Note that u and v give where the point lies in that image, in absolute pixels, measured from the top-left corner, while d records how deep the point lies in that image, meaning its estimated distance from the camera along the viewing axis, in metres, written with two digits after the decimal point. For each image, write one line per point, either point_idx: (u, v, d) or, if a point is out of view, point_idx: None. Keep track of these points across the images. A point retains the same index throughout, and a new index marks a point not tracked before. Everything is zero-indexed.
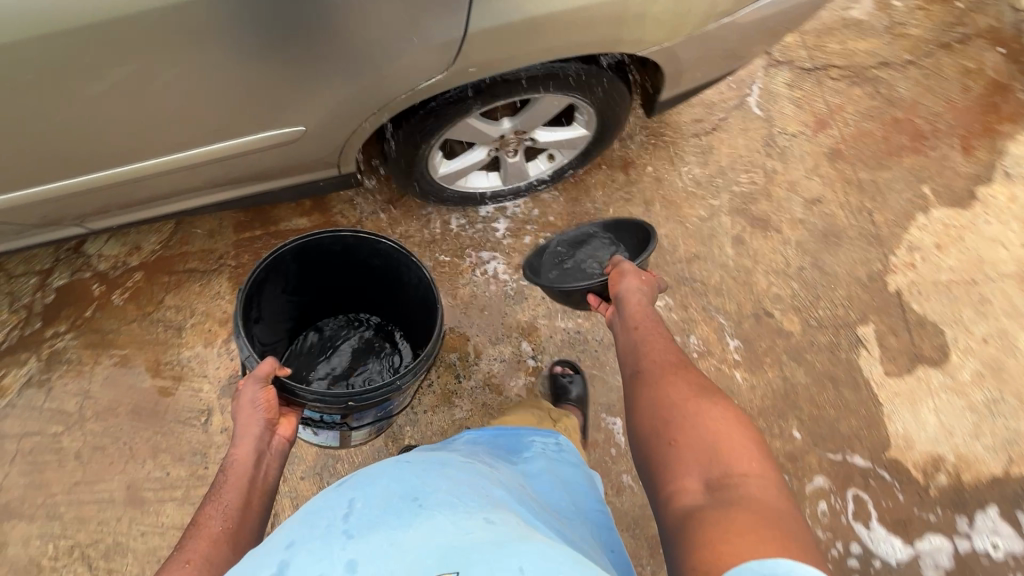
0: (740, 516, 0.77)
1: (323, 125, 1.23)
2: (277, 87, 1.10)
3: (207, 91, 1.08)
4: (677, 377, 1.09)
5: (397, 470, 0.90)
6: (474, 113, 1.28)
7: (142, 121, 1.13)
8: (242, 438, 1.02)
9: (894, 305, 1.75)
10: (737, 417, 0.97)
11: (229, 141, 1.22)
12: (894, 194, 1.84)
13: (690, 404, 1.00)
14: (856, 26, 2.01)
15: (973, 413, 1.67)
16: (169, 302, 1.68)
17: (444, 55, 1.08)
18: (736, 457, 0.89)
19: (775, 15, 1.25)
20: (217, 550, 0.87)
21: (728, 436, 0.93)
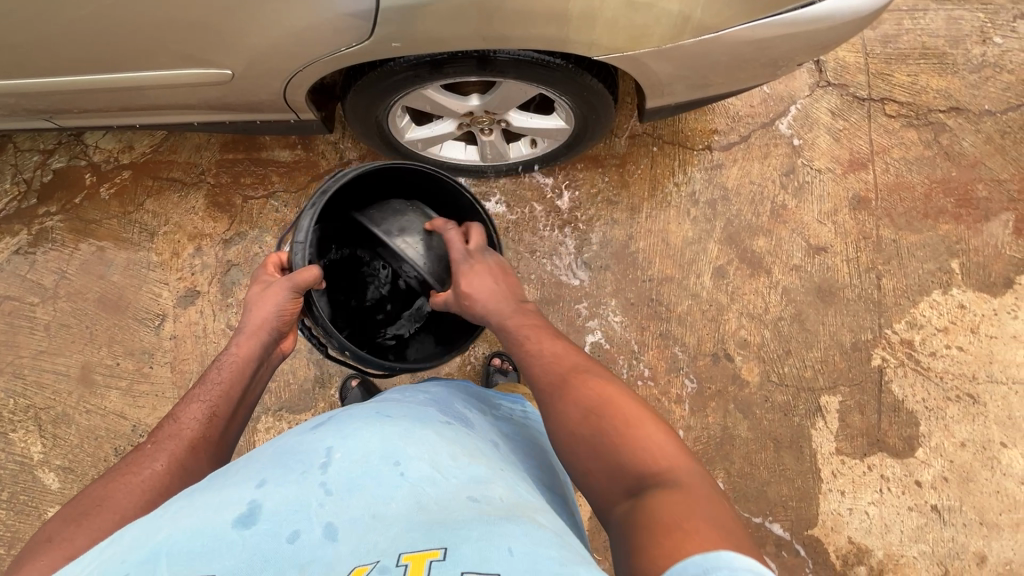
0: (673, 507, 0.64)
1: (262, 73, 1.16)
2: (204, 26, 1.04)
3: (136, 19, 1.04)
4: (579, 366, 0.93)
5: (369, 421, 0.80)
6: (432, 86, 1.20)
7: (94, 38, 1.10)
8: (247, 336, 1.00)
9: (872, 382, 1.59)
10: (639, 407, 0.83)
11: (172, 73, 1.18)
12: (915, 261, 1.63)
13: (596, 414, 0.81)
14: (937, 59, 1.72)
15: (921, 516, 1.53)
16: (148, 206, 1.75)
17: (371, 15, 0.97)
18: (652, 445, 0.75)
19: (805, 34, 1.02)
20: (194, 456, 0.87)
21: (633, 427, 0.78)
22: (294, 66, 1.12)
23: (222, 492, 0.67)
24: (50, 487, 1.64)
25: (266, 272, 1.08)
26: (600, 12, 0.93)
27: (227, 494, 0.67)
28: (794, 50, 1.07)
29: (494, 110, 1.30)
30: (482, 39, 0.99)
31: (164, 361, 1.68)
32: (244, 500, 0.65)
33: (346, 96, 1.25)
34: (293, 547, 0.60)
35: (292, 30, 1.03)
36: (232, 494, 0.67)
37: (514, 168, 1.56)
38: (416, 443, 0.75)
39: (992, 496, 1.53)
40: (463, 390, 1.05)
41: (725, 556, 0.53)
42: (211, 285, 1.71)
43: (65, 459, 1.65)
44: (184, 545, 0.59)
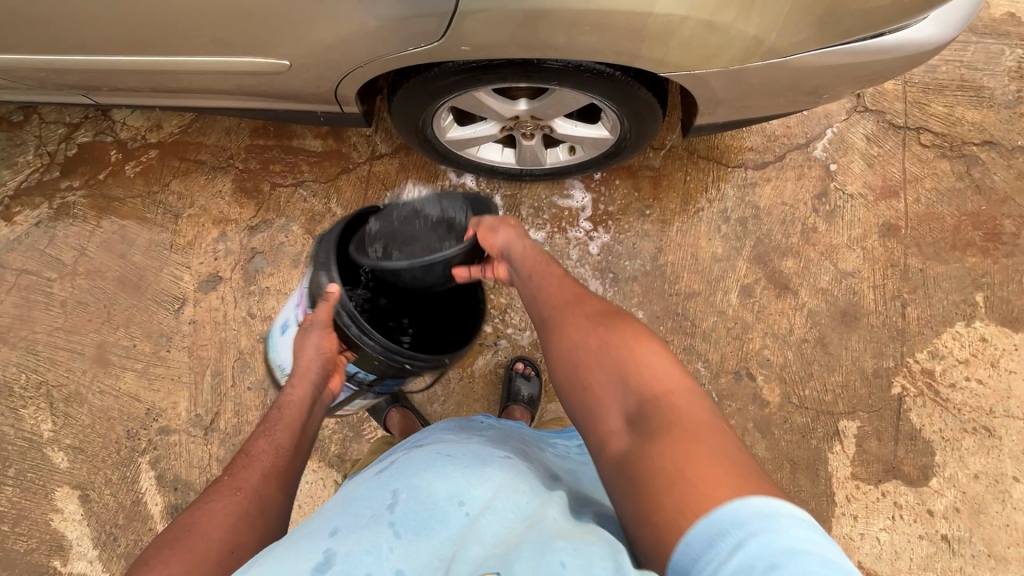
0: (682, 440, 0.72)
1: (311, 65, 1.13)
2: (261, 15, 1.02)
3: (191, 4, 1.02)
4: (591, 302, 0.99)
5: (432, 459, 0.80)
6: (483, 89, 1.18)
7: (145, 19, 1.08)
8: (301, 378, 0.99)
9: (891, 409, 1.60)
10: (642, 336, 0.90)
11: (218, 59, 1.16)
12: (940, 292, 1.64)
13: (598, 341, 0.90)
14: (974, 92, 1.73)
15: (931, 545, 1.55)
16: (173, 187, 1.72)
17: (438, 19, 0.95)
18: (647, 371, 0.84)
19: (868, 63, 1.02)
20: (268, 484, 0.82)
21: (635, 359, 0.85)
22: (347, 61, 1.10)
23: (295, 538, 0.67)
24: (59, 466, 1.61)
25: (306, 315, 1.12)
26: (676, 31, 0.91)
27: (301, 541, 0.67)
28: (851, 79, 1.06)
29: (540, 116, 1.29)
30: (541, 49, 0.98)
31: (182, 346, 1.66)
32: (319, 548, 0.65)
33: (393, 97, 1.24)
34: None
35: (353, 25, 1.01)
36: (306, 541, 0.67)
37: (549, 174, 1.55)
38: (481, 481, 0.74)
39: (1002, 530, 1.55)
40: (517, 431, 1.04)
41: (730, 509, 0.59)
42: (234, 272, 1.69)
43: (75, 438, 1.62)
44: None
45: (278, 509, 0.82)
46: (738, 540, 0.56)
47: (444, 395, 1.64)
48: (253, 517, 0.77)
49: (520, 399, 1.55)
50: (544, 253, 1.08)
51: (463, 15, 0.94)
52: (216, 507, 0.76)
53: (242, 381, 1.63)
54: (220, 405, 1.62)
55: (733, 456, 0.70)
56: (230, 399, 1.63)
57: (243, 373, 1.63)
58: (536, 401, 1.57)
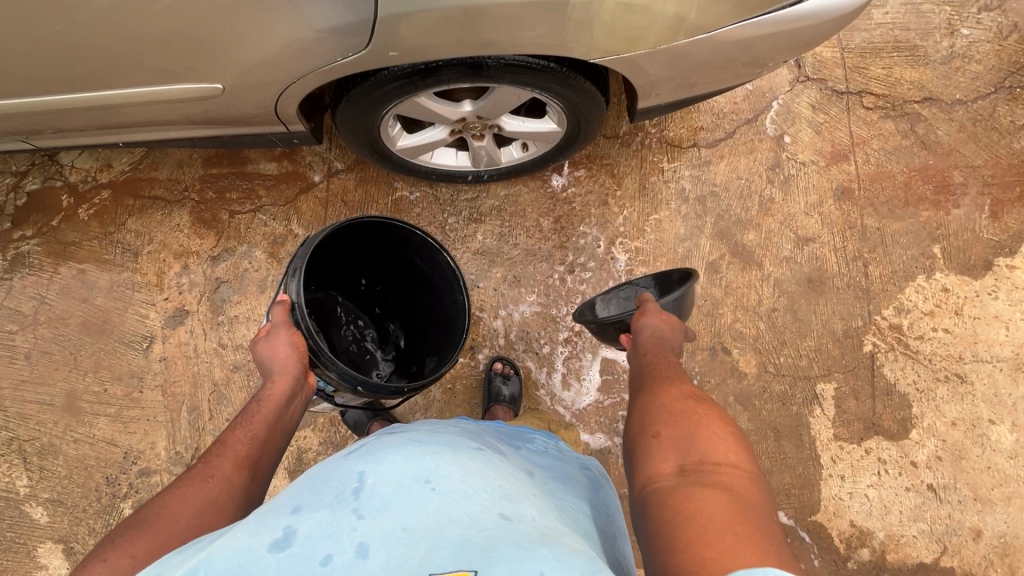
0: (726, 501, 0.68)
1: (246, 86, 1.13)
2: (188, 41, 1.02)
3: (116, 36, 1.01)
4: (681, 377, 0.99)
5: (402, 443, 0.80)
6: (425, 94, 1.18)
7: (74, 57, 1.07)
8: (279, 373, 1.00)
9: (865, 368, 1.63)
10: (721, 416, 0.85)
11: (151, 88, 1.15)
12: (899, 248, 1.68)
13: (679, 404, 0.88)
14: (909, 51, 1.77)
15: (918, 496, 1.58)
16: (130, 225, 1.70)
17: (361, 28, 0.96)
18: (716, 442, 0.79)
19: (796, 28, 1.04)
20: (239, 473, 0.85)
21: (704, 427, 0.82)
22: (280, 78, 1.10)
23: (255, 517, 0.67)
24: (39, 522, 1.57)
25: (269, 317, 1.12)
26: (597, 16, 0.93)
27: (263, 517, 0.68)
28: (779, 48, 1.09)
29: (488, 116, 1.30)
30: (468, 47, 0.98)
31: (154, 385, 1.63)
32: (281, 525, 0.65)
33: (337, 108, 1.24)
34: (326, 568, 0.60)
35: (280, 41, 1.01)
36: (267, 519, 0.67)
37: (505, 173, 1.56)
38: (447, 463, 0.75)
39: (984, 473, 1.59)
40: (496, 428, 1.05)
41: (772, 573, 0.54)
42: (201, 303, 1.66)
43: (53, 491, 1.58)
44: (221, 567, 0.59)
45: (249, 498, 0.85)
46: None
47: (426, 404, 1.63)
48: (224, 503, 0.81)
49: (503, 399, 1.55)
50: (670, 350, 1.10)
51: (386, 19, 0.94)
52: (188, 492, 0.80)
53: (220, 413, 1.61)
54: (199, 439, 1.60)
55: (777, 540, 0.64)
56: (210, 433, 1.60)
57: (220, 406, 1.61)
58: (519, 399, 1.58)
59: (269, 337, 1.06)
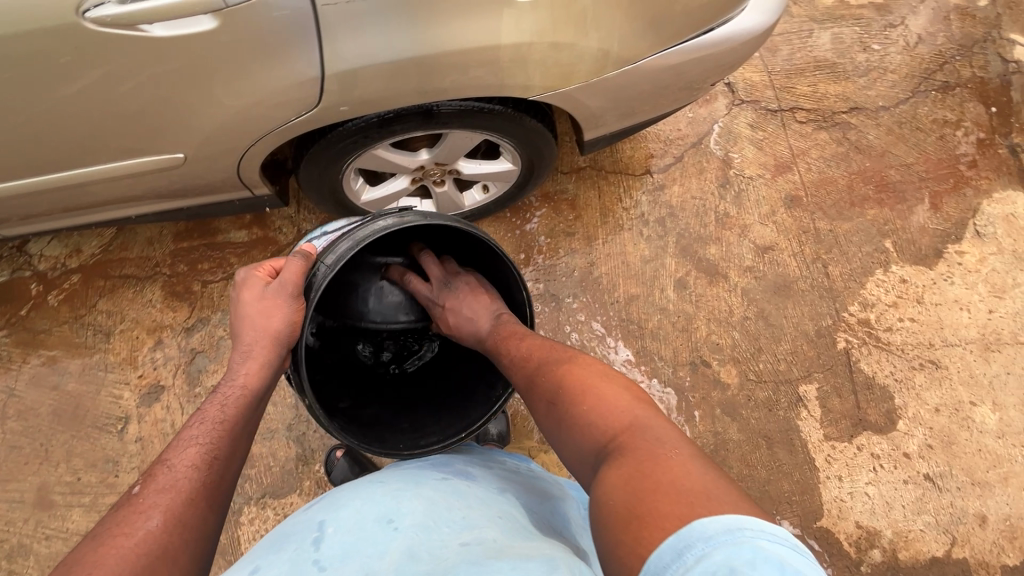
0: (636, 458, 0.69)
1: (207, 153, 1.17)
2: (147, 116, 1.07)
3: (76, 119, 1.06)
4: (544, 368, 0.97)
5: (362, 488, 0.80)
6: (381, 145, 1.24)
7: (36, 143, 1.11)
8: (255, 361, 0.96)
9: (842, 365, 1.66)
10: (601, 380, 0.88)
11: (112, 165, 1.19)
12: (853, 247, 1.75)
13: (559, 397, 0.90)
14: (829, 69, 1.92)
15: (917, 488, 1.57)
16: (101, 306, 1.69)
17: (311, 88, 1.02)
18: (607, 411, 0.81)
19: (717, 52, 1.13)
20: (194, 510, 0.78)
21: (588, 404, 0.84)
22: (239, 142, 1.14)
23: None
24: None
25: (256, 276, 1.06)
26: (529, 56, 1.01)
27: None
28: (706, 72, 1.18)
29: (445, 161, 1.37)
30: (419, 94, 1.04)
31: (131, 467, 1.58)
32: None
33: (298, 169, 1.29)
34: None
35: (234, 109, 1.06)
36: None
37: (470, 217, 1.63)
38: (409, 500, 0.75)
39: (976, 456, 1.60)
40: (468, 453, 1.06)
41: (698, 525, 0.54)
42: (176, 377, 1.64)
43: None
44: None
45: (204, 536, 0.78)
46: (702, 553, 0.51)
47: None
48: (176, 552, 0.73)
49: (490, 438, 1.53)
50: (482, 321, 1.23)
51: (335, 77, 1.00)
52: (133, 534, 0.72)
53: None
54: None
55: (696, 469, 0.65)
56: None
57: None
58: (506, 436, 1.56)
59: (250, 318, 0.99)
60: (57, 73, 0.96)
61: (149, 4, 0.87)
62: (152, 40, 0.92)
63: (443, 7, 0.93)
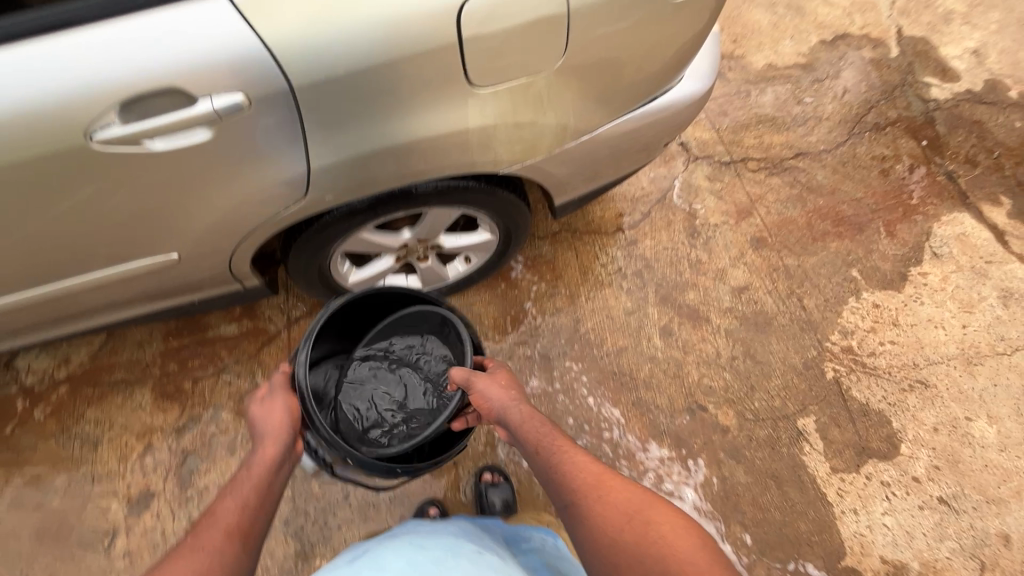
0: None
1: (198, 253, 1.21)
2: (135, 227, 1.08)
3: (61, 237, 1.06)
4: (605, 477, 0.92)
5: (402, 554, 0.79)
6: (365, 229, 1.32)
7: (25, 262, 1.12)
8: (271, 437, 1.01)
9: (834, 395, 1.68)
10: (683, 522, 0.85)
11: (105, 271, 1.21)
12: (823, 279, 1.84)
13: (638, 524, 0.84)
14: (771, 122, 2.10)
15: (934, 512, 1.55)
16: (89, 415, 1.66)
17: (291, 194, 1.02)
18: (698, 564, 0.78)
19: (664, 115, 1.25)
20: (231, 545, 0.83)
21: (672, 541, 0.82)
22: (228, 242, 1.16)
23: None
24: None
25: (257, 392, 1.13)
26: None
27: None
28: (658, 134, 1.30)
29: (427, 237, 1.44)
30: None
31: None
32: None
33: (287, 258, 1.35)
34: None
35: (218, 217, 1.07)
36: None
37: (455, 286, 1.69)
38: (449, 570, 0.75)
39: (985, 472, 1.60)
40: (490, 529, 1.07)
41: None
42: (167, 481, 1.59)
43: None
44: None
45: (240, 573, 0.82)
46: None
47: None
48: None
49: (496, 509, 1.50)
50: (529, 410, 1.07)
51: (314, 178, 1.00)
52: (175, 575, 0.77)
53: None
54: None
55: None
56: None
57: None
58: (513, 503, 1.53)
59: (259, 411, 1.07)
60: (29, 198, 0.93)
61: (145, 125, 0.83)
62: (105, 157, 0.86)
63: (394, 112, 0.92)
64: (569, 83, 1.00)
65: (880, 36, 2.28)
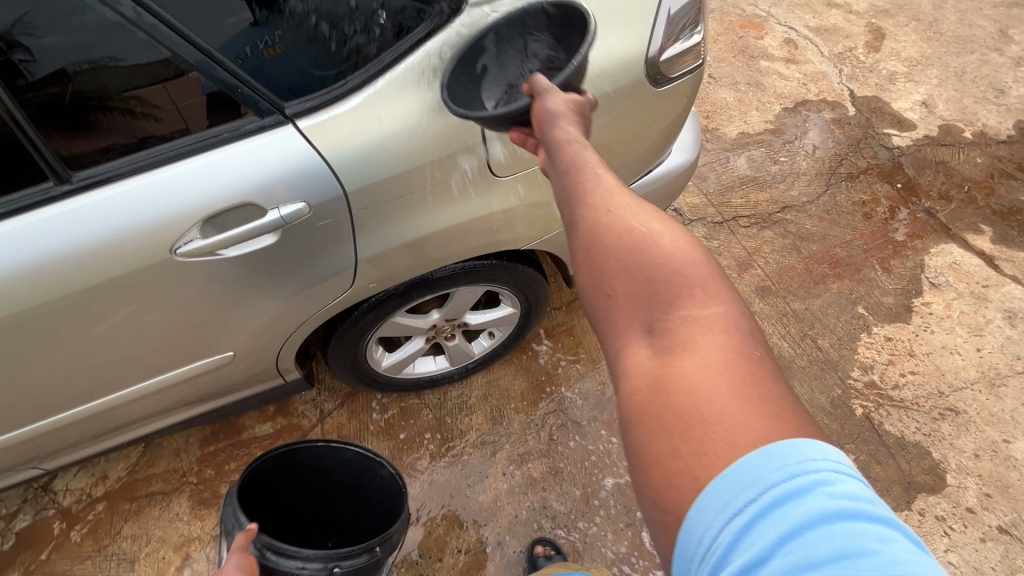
0: (716, 384, 0.54)
1: (247, 355, 1.24)
2: (191, 334, 1.11)
3: (119, 349, 1.08)
4: (616, 198, 0.73)
5: None
6: (399, 312, 1.41)
7: (77, 381, 1.12)
8: None
9: (869, 431, 1.68)
10: (684, 244, 0.67)
11: (148, 383, 1.20)
12: (832, 319, 1.90)
13: (624, 216, 0.70)
14: (753, 182, 2.28)
15: (998, 544, 1.50)
16: (126, 531, 1.65)
17: (343, 279, 1.11)
18: (682, 276, 0.64)
19: (660, 184, 1.40)
20: None
21: (659, 249, 0.66)
22: (277, 337, 1.21)
23: None
24: None
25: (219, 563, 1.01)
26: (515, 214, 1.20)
27: None
28: (657, 200, 1.44)
29: (454, 316, 1.54)
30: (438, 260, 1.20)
31: None
32: None
33: (328, 348, 1.42)
34: None
35: (273, 312, 1.13)
36: None
37: (482, 362, 1.76)
38: None
39: None
40: None
41: (792, 451, 0.48)
42: None
43: None
44: None
45: None
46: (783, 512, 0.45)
47: None
48: None
49: None
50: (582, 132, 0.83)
51: (365, 263, 1.09)
52: None
53: None
54: None
55: (778, 393, 0.55)
56: None
57: None
58: None
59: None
60: (110, 311, 0.99)
61: (221, 236, 0.94)
62: (181, 265, 0.96)
63: (430, 201, 1.05)
64: None
65: (836, 99, 2.54)
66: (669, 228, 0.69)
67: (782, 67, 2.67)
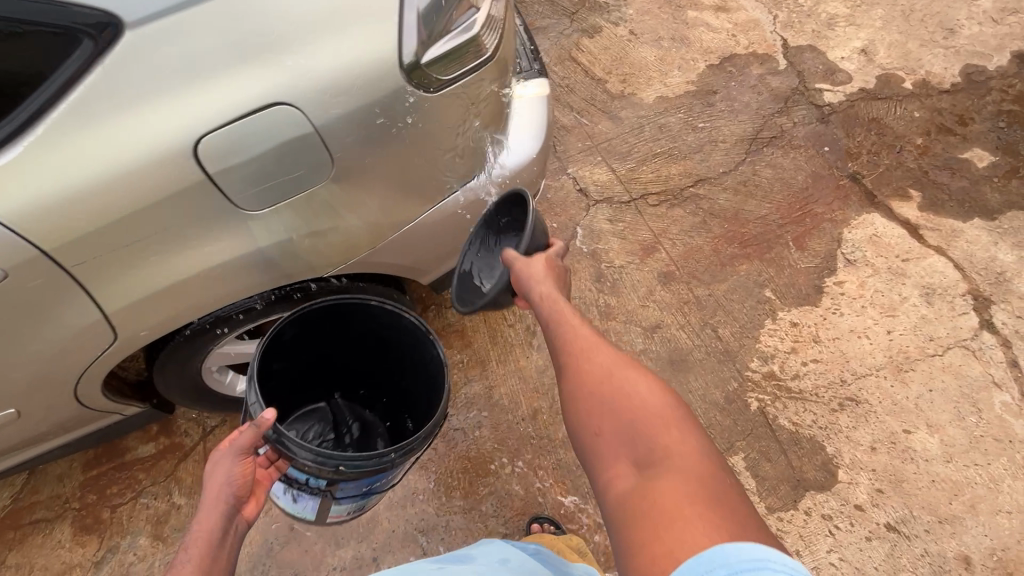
0: (678, 496, 0.67)
1: (43, 404, 1.10)
2: None
3: None
4: (601, 351, 0.89)
5: None
6: (225, 341, 1.28)
7: None
8: (207, 507, 0.86)
9: (762, 427, 1.60)
10: (654, 386, 0.82)
11: None
12: (735, 305, 1.78)
13: (616, 374, 0.84)
14: (667, 154, 2.09)
15: (883, 542, 1.45)
16: (11, 560, 1.65)
17: (103, 332, 0.98)
18: (653, 419, 0.77)
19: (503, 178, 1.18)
20: None
21: (632, 388, 0.82)
22: (66, 387, 1.08)
23: None
24: None
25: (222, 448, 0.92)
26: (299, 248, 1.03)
27: None
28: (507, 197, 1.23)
29: None
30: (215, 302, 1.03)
31: None
32: None
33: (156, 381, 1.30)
34: None
35: (39, 364, 0.99)
36: None
37: None
38: None
39: (932, 488, 1.50)
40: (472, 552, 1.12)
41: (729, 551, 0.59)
42: None
43: None
44: None
45: None
46: None
47: None
48: None
49: None
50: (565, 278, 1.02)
51: (117, 314, 0.95)
52: None
53: None
54: None
55: (734, 507, 0.67)
56: None
57: None
58: None
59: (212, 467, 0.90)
60: None
61: None
62: None
63: (169, 243, 0.90)
64: (353, 185, 0.98)
65: (767, 51, 2.29)
66: (649, 379, 0.83)
67: (711, 16, 2.39)
